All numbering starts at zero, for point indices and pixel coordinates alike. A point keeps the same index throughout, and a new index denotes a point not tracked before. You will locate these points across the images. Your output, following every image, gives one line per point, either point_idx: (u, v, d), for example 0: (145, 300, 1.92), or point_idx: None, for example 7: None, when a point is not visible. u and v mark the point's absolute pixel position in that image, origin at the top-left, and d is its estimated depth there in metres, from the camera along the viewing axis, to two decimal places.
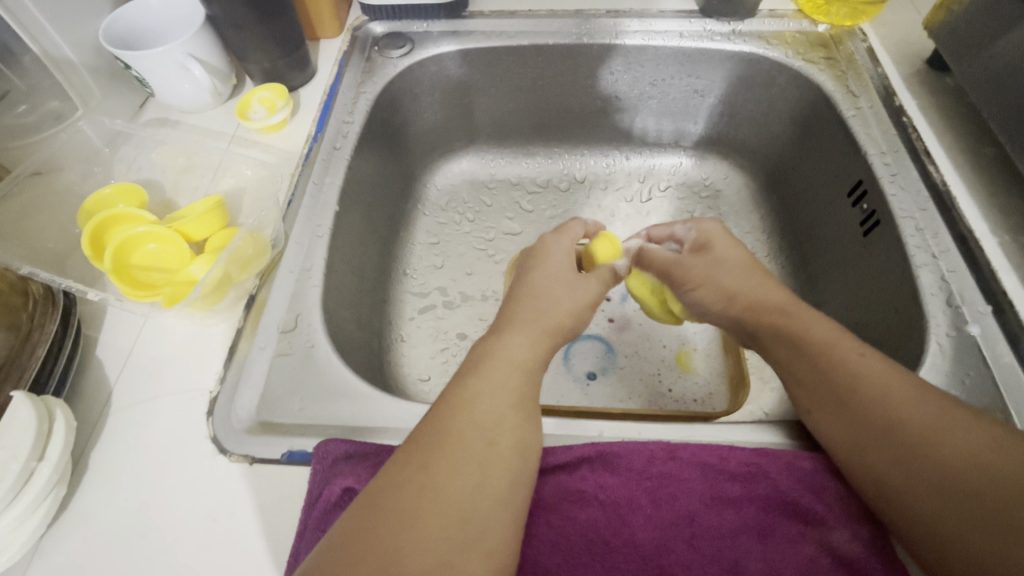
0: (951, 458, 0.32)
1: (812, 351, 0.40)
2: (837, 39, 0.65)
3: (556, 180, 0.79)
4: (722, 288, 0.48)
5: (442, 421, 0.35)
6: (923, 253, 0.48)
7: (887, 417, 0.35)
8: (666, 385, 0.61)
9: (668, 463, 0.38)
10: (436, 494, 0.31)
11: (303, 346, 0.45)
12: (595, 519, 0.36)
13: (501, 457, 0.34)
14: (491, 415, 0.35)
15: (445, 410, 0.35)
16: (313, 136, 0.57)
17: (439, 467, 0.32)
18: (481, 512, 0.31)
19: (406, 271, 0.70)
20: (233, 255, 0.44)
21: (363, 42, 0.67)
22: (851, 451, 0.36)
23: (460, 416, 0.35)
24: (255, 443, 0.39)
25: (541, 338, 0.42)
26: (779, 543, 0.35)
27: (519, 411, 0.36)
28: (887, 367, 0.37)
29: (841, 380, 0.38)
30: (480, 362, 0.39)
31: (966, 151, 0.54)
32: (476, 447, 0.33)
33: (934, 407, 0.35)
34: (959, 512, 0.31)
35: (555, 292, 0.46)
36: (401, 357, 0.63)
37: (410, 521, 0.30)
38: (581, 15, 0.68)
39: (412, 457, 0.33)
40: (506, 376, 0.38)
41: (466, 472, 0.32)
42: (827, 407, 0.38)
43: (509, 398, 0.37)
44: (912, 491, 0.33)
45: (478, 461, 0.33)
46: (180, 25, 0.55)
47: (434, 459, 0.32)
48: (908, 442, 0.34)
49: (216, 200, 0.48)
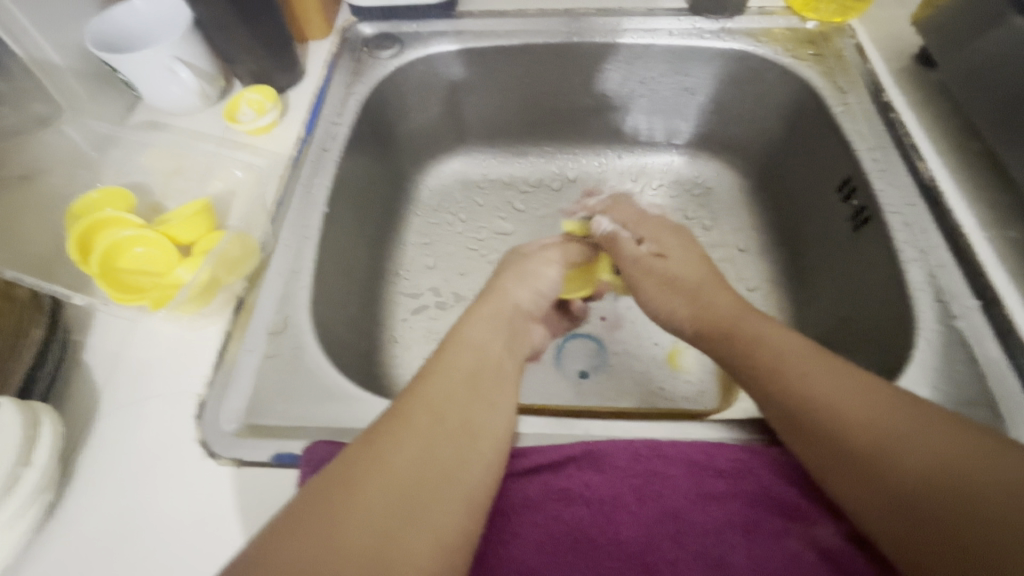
0: (918, 463, 0.31)
1: (766, 364, 0.40)
2: (825, 35, 0.65)
3: (548, 180, 0.79)
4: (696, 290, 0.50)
5: (410, 405, 0.36)
6: (911, 248, 0.48)
7: (851, 426, 0.34)
8: (656, 383, 0.61)
9: (654, 461, 0.38)
10: (380, 469, 0.32)
11: (292, 348, 0.44)
12: (580, 518, 0.36)
13: (468, 440, 0.35)
14: (446, 401, 0.37)
15: (415, 400, 0.36)
16: (302, 137, 0.57)
17: (403, 447, 0.33)
18: (441, 492, 0.32)
19: (398, 272, 0.70)
20: (221, 258, 0.44)
21: (352, 43, 0.67)
22: (822, 456, 0.35)
23: (427, 401, 0.36)
24: (243, 446, 0.39)
25: (497, 329, 0.45)
26: (764, 538, 0.35)
27: (487, 401, 0.38)
28: (850, 375, 0.36)
29: (803, 393, 0.37)
30: (452, 350, 0.41)
31: (954, 146, 0.54)
32: (444, 430, 0.35)
33: (903, 409, 0.34)
34: (934, 515, 0.29)
35: (512, 290, 0.50)
36: (393, 358, 0.63)
37: (352, 494, 0.30)
38: (571, 14, 0.68)
39: (377, 437, 0.34)
40: (474, 365, 0.40)
41: (432, 453, 0.33)
42: (793, 423, 0.37)
43: (467, 388, 0.38)
44: (886, 498, 0.31)
45: (443, 443, 0.34)
46: (164, 24, 0.55)
47: (399, 439, 0.33)
48: (876, 449, 0.33)
49: (205, 203, 0.48)
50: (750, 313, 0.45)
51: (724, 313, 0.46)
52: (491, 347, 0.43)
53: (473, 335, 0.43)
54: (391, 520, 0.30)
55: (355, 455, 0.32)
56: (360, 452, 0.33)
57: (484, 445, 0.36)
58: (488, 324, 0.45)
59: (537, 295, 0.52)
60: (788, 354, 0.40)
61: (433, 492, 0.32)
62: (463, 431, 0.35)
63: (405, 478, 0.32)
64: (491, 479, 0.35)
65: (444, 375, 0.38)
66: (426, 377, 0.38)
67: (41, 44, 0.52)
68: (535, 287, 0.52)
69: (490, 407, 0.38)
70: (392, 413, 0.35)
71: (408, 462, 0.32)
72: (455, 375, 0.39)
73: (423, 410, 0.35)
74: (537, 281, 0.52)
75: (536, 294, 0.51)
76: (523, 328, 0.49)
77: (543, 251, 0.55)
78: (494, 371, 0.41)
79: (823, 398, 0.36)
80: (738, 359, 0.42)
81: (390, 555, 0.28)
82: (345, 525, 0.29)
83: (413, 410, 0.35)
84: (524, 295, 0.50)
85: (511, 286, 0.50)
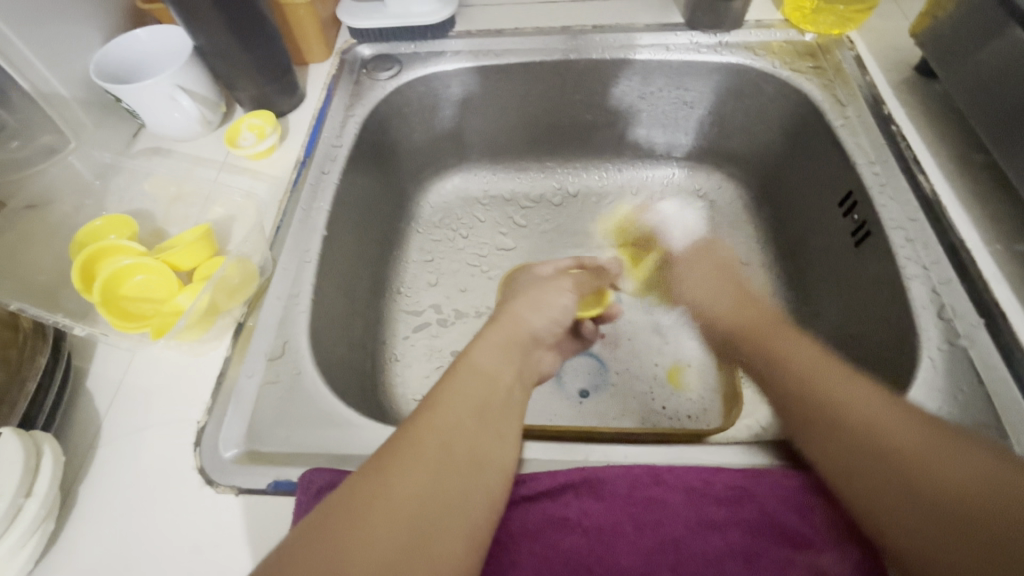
0: (930, 475, 0.32)
1: (789, 377, 0.42)
2: (824, 47, 0.64)
3: (549, 195, 0.79)
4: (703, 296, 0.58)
5: (427, 426, 0.36)
6: (913, 264, 0.47)
7: (869, 433, 0.35)
8: (658, 403, 0.60)
9: (653, 488, 0.38)
10: (385, 495, 0.32)
11: (290, 372, 0.45)
12: (578, 546, 0.35)
13: (474, 469, 0.35)
14: (453, 429, 0.36)
15: (419, 425, 0.36)
16: (302, 160, 0.57)
17: (411, 473, 0.33)
18: (447, 520, 0.32)
19: (400, 289, 0.70)
20: (220, 284, 0.45)
21: (351, 65, 0.68)
22: (833, 467, 0.36)
23: (441, 426, 0.36)
24: (241, 473, 0.40)
25: (508, 354, 0.44)
26: (765, 568, 0.34)
27: (497, 429, 0.38)
28: (872, 390, 0.38)
29: (825, 401, 0.38)
30: (466, 375, 0.40)
31: (956, 159, 0.53)
32: (453, 459, 0.35)
33: (916, 424, 0.35)
34: (947, 518, 0.30)
35: (526, 317, 0.49)
36: (395, 377, 0.63)
37: (357, 520, 0.30)
38: (568, 31, 0.68)
39: (386, 459, 0.34)
40: (486, 391, 0.40)
41: (437, 482, 0.33)
42: (812, 428, 0.38)
43: (473, 414, 0.38)
44: (899, 504, 0.32)
45: (454, 471, 0.34)
46: (167, 54, 0.56)
47: (410, 465, 0.33)
48: (892, 456, 0.34)
49: (205, 229, 0.49)
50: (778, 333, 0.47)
51: (754, 327, 0.49)
52: (503, 372, 0.42)
53: (484, 361, 0.42)
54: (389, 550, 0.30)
55: (369, 473, 0.33)
56: (372, 472, 0.33)
57: (487, 476, 0.35)
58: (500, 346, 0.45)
59: (548, 324, 0.51)
60: (809, 368, 0.41)
61: (435, 522, 0.32)
62: (471, 460, 0.35)
63: (410, 505, 0.32)
64: (492, 511, 0.35)
65: (458, 400, 0.38)
66: (438, 400, 0.38)
67: (45, 75, 0.53)
68: (547, 317, 0.51)
69: (496, 437, 0.38)
70: (401, 435, 0.35)
71: (411, 491, 0.32)
72: (469, 398, 0.38)
73: (435, 434, 0.35)
74: (550, 310, 0.52)
75: (550, 323, 0.51)
76: (534, 356, 0.49)
77: (555, 281, 0.57)
78: (502, 397, 0.40)
79: (847, 410, 0.37)
80: (771, 373, 0.44)
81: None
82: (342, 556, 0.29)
83: (432, 430, 0.36)
84: (539, 322, 0.50)
85: (524, 314, 0.50)
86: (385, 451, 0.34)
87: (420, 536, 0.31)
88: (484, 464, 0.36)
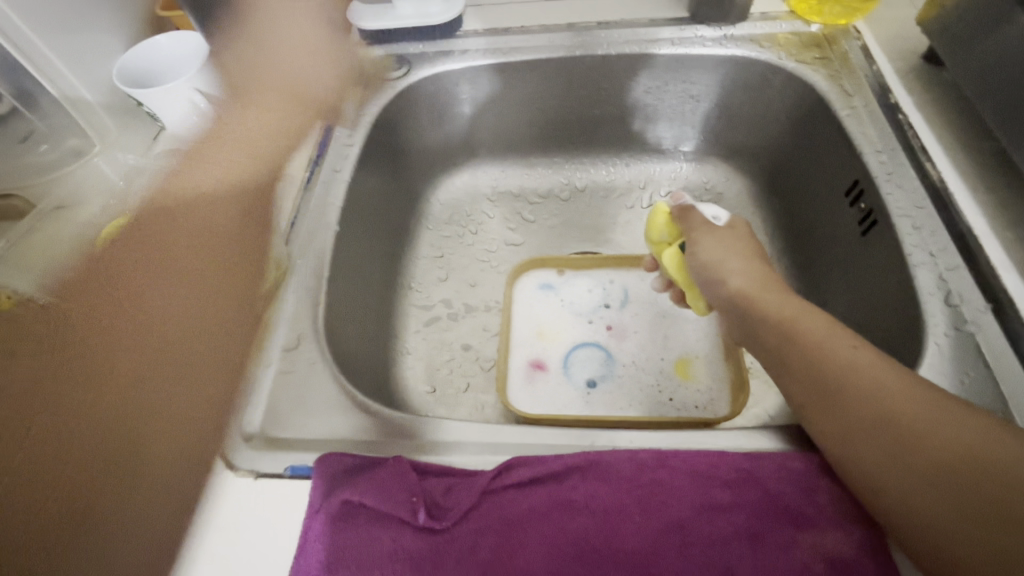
0: (933, 458, 0.32)
1: (804, 340, 0.40)
2: (831, 38, 0.64)
3: (557, 190, 0.80)
4: (742, 279, 0.46)
5: (142, 277, 0.43)
6: (920, 252, 0.47)
7: (876, 412, 0.35)
8: (666, 395, 0.61)
9: (658, 471, 0.38)
10: (115, 411, 0.38)
11: (306, 363, 0.46)
12: (586, 528, 0.36)
13: (227, 329, 0.46)
14: (160, 326, 0.42)
15: (112, 335, 0.39)
16: (316, 160, 0.59)
17: (153, 389, 0.40)
18: (173, 428, 0.40)
19: (411, 284, 0.71)
20: (238, 276, 0.49)
21: (361, 65, 0.69)
22: (840, 437, 0.36)
23: (162, 301, 0.43)
24: (263, 458, 0.42)
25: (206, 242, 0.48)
26: (770, 550, 0.35)
27: (228, 305, 0.47)
28: (882, 362, 0.36)
29: (832, 374, 0.37)
30: (186, 230, 0.47)
31: (964, 146, 0.53)
32: (146, 351, 0.41)
33: (932, 400, 0.34)
34: (947, 502, 0.31)
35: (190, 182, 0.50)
36: (407, 369, 0.64)
37: (92, 435, 0.37)
38: (574, 28, 0.69)
39: (114, 322, 0.40)
40: (234, 204, 0.52)
41: (127, 348, 0.40)
42: (818, 404, 0.37)
43: (186, 305, 0.44)
44: (902, 487, 0.32)
45: (156, 372, 0.41)
46: (186, 57, 0.58)
47: (133, 371, 0.40)
48: (899, 437, 0.33)
49: (223, 226, 0.50)
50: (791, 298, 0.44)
51: (772, 288, 0.45)
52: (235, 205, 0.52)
53: (201, 228, 0.48)
54: (131, 393, 0.39)
55: (109, 324, 0.39)
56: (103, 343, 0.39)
57: (224, 332, 0.46)
58: (272, 134, 0.59)
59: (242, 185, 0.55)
60: (822, 335, 0.39)
61: (169, 372, 0.42)
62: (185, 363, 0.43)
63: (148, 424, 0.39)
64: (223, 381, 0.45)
65: (186, 272, 0.45)
66: (137, 301, 0.41)
67: (73, 81, 0.57)
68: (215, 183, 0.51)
69: (211, 342, 0.45)
70: (146, 297, 0.42)
71: (152, 347, 0.41)
72: (188, 259, 0.46)
73: (137, 338, 0.40)
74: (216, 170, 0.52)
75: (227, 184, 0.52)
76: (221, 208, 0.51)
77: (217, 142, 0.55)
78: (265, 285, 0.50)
79: (856, 384, 0.36)
80: (776, 337, 0.41)
81: (145, 427, 0.39)
82: (96, 407, 0.37)
83: (178, 290, 0.44)
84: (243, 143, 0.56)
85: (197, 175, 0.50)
86: (129, 306, 0.41)
87: (149, 378, 0.40)
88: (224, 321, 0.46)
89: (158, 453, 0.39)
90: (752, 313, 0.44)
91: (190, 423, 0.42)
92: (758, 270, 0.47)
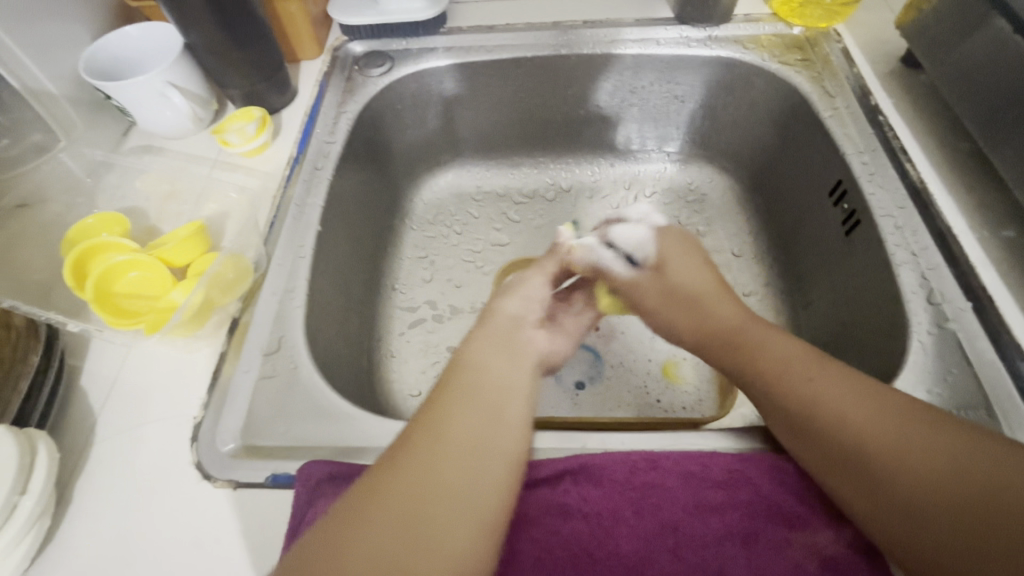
0: (914, 480, 0.31)
1: (766, 372, 0.40)
2: (812, 40, 0.65)
3: (543, 190, 0.79)
4: (691, 321, 0.46)
5: (422, 419, 0.36)
6: (903, 252, 0.48)
7: (852, 440, 0.34)
8: (653, 396, 0.61)
9: (651, 473, 0.38)
10: (418, 505, 0.32)
11: (287, 367, 0.45)
12: (579, 532, 0.36)
13: (444, 490, 0.33)
14: (469, 427, 0.36)
15: (423, 426, 0.36)
16: (295, 157, 0.57)
17: (457, 468, 0.34)
18: (457, 507, 0.32)
19: (394, 286, 0.70)
20: (213, 280, 0.45)
21: (343, 62, 0.68)
22: (820, 466, 0.35)
23: (457, 415, 0.36)
24: (240, 468, 0.40)
25: (504, 352, 0.42)
26: (763, 550, 0.35)
27: (493, 417, 0.37)
28: (849, 387, 0.36)
29: (800, 406, 0.37)
30: (460, 423, 0.36)
31: (942, 147, 0.54)
32: (464, 456, 0.34)
33: (907, 419, 0.34)
34: (935, 521, 0.30)
35: (503, 305, 0.46)
36: (391, 372, 0.63)
37: (419, 524, 0.31)
38: (559, 27, 0.69)
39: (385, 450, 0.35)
40: (516, 385, 0.40)
41: (427, 457, 0.34)
42: (794, 431, 0.37)
43: (487, 418, 0.37)
44: (888, 508, 0.32)
45: (439, 471, 0.33)
46: (156, 49, 0.56)
47: (467, 466, 0.34)
48: (878, 462, 0.33)
49: (198, 225, 0.49)
50: (757, 322, 0.44)
51: (729, 322, 0.44)
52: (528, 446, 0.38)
53: (470, 420, 0.36)
54: (441, 477, 0.33)
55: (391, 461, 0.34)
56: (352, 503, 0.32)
57: (478, 443, 0.35)
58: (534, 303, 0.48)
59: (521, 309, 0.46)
60: (795, 362, 0.39)
61: (451, 499, 0.32)
62: (471, 446, 0.35)
63: (434, 522, 0.31)
64: (487, 504, 0.33)
65: (419, 427, 0.36)
66: (458, 403, 0.37)
67: (36, 73, 0.53)
68: (521, 303, 0.47)
69: (498, 422, 0.37)
70: (403, 441, 0.35)
71: (468, 452, 0.35)
72: (463, 430, 0.36)
73: (457, 446, 0.35)
74: (524, 291, 0.48)
75: (526, 303, 0.47)
76: (528, 337, 0.45)
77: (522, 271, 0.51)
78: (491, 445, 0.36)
79: (830, 411, 0.35)
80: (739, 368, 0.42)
81: (433, 524, 0.31)
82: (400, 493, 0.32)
83: (436, 454, 0.34)
84: (520, 410, 0.39)
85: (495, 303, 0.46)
86: (407, 433, 0.36)
87: (432, 489, 0.32)
88: (503, 434, 0.36)
89: (436, 554, 0.30)
90: (716, 344, 0.44)
91: (469, 517, 0.32)
92: (715, 296, 0.46)
